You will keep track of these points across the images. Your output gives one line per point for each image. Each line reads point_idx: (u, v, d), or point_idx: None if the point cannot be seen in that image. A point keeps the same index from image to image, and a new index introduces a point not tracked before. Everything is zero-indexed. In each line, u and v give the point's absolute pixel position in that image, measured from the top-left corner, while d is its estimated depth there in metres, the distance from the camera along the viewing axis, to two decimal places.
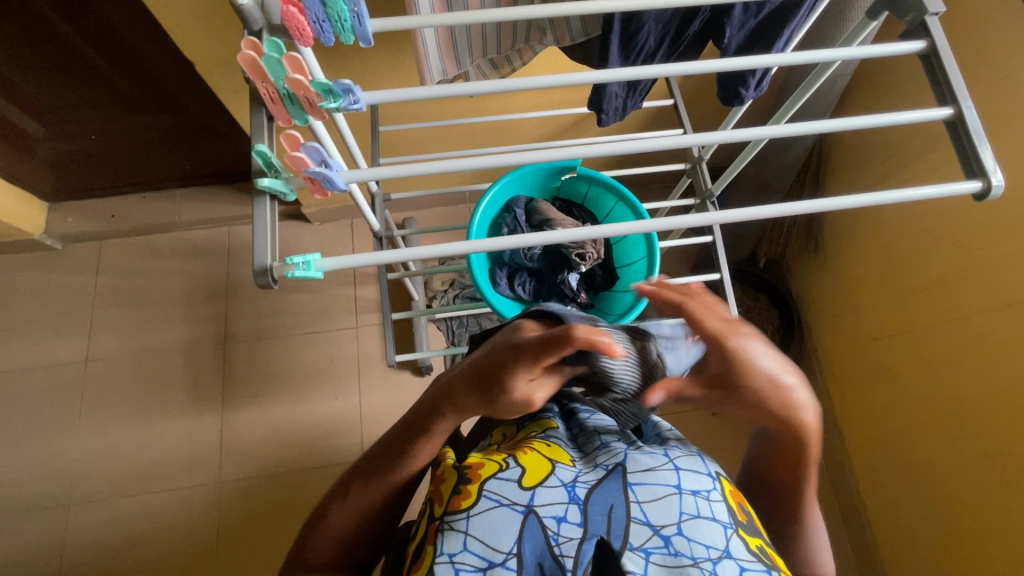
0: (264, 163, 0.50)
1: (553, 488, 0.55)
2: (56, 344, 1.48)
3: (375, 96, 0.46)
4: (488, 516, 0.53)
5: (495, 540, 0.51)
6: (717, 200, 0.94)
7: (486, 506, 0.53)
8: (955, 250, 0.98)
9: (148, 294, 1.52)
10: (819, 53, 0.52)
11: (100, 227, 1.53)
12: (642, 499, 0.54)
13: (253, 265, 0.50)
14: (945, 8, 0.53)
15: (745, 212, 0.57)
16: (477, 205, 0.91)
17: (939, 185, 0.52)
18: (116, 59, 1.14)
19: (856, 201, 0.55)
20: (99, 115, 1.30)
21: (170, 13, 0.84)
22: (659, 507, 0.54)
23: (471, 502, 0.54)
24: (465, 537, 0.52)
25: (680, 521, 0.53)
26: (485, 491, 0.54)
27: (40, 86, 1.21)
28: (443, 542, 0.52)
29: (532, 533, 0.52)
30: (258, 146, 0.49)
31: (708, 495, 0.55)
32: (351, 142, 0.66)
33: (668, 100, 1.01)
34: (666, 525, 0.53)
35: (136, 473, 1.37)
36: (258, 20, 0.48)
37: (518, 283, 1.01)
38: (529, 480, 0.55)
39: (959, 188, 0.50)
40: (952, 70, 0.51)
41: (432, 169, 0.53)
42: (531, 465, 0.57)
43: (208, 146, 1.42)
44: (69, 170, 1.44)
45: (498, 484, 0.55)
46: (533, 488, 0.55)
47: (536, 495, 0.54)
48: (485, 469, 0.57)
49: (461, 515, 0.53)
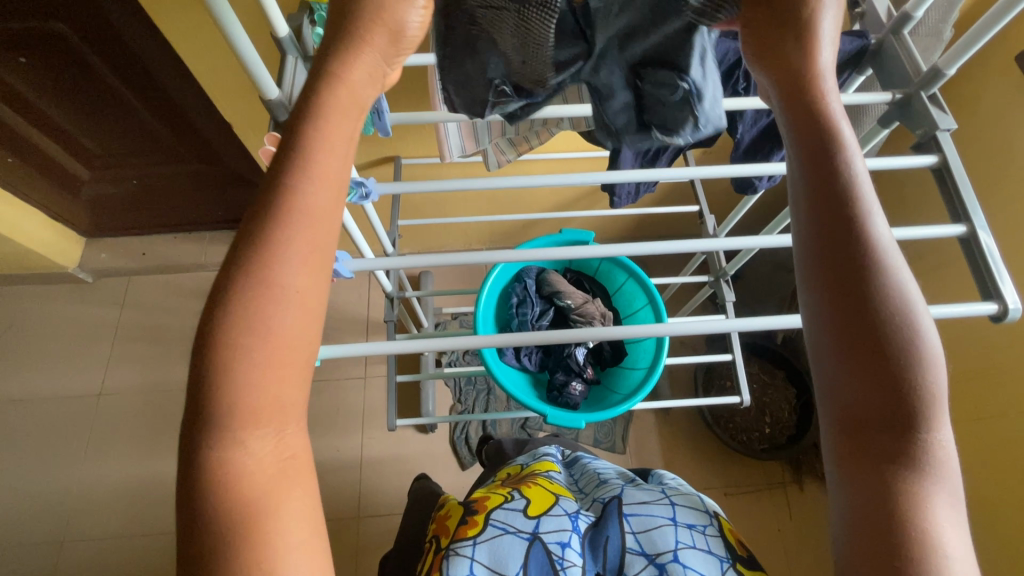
0: None
1: (557, 516, 0.62)
2: (74, 376, 1.50)
3: (387, 186, 0.54)
4: (495, 542, 0.58)
5: (501, 564, 0.56)
6: (730, 278, 0.97)
7: (493, 533, 0.59)
8: (991, 350, 0.94)
9: (169, 331, 1.56)
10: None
11: (131, 264, 1.60)
12: (636, 529, 0.61)
13: None
14: (958, 125, 0.53)
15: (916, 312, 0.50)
16: (487, 278, 0.91)
17: (961, 304, 0.50)
18: (165, 118, 1.20)
19: None
20: (142, 163, 1.37)
21: (215, 81, 0.90)
22: (652, 537, 0.59)
23: (478, 531, 0.60)
24: (472, 562, 0.56)
25: (675, 549, 0.57)
26: (491, 520, 0.61)
27: (91, 137, 1.28)
28: (451, 565, 0.56)
29: (537, 556, 0.57)
30: None
31: (704, 530, 0.60)
32: (372, 215, 0.72)
33: (693, 206, 1.04)
34: (662, 553, 0.57)
35: (130, 514, 1.35)
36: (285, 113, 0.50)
37: (524, 352, 0.96)
38: (533, 510, 0.62)
39: (977, 309, 0.49)
40: (964, 188, 0.51)
41: (449, 262, 0.53)
42: (535, 498, 0.64)
43: (238, 193, 1.48)
44: (107, 210, 1.51)
45: (504, 513, 0.62)
46: (537, 516, 0.61)
47: (541, 523, 0.60)
48: (491, 502, 0.65)
49: (467, 543, 0.58)
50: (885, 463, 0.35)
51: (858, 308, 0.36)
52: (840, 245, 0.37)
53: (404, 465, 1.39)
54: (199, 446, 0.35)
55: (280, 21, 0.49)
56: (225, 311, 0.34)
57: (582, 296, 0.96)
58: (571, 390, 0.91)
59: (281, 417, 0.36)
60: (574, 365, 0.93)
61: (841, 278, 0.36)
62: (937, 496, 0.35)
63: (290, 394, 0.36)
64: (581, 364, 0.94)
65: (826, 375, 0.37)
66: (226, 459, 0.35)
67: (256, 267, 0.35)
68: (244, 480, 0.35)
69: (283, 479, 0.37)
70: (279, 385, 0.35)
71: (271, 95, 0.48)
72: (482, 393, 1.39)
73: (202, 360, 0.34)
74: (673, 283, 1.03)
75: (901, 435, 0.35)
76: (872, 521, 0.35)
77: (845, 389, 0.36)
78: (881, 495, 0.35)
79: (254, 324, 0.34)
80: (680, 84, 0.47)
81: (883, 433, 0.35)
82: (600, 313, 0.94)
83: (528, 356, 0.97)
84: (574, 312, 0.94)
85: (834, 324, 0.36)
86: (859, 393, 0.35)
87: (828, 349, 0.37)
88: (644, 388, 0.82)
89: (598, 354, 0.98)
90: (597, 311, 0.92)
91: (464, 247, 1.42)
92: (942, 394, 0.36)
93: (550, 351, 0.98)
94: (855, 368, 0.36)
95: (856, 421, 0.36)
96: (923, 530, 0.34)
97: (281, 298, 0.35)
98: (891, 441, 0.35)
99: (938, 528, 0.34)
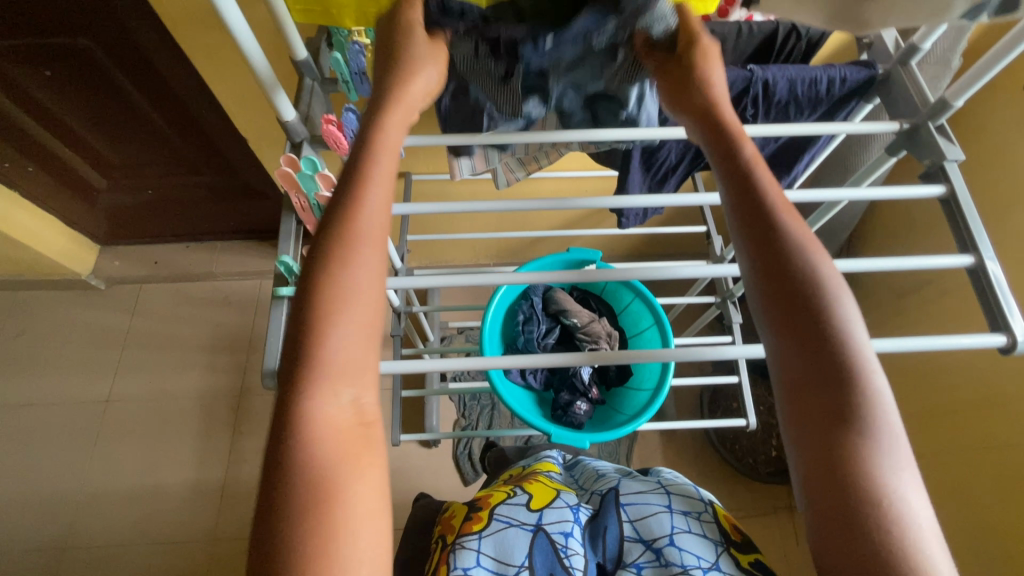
0: (285, 271, 0.54)
1: (559, 508, 0.64)
2: (82, 382, 1.52)
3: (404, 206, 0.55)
4: (500, 534, 0.61)
5: (507, 556, 0.59)
6: (737, 300, 0.96)
7: (498, 526, 0.62)
8: (1002, 381, 0.93)
9: (178, 339, 1.57)
10: (829, 192, 0.54)
11: (143, 272, 1.62)
12: (632, 518, 0.65)
13: (261, 369, 0.52)
14: (966, 155, 0.53)
15: (916, 340, 0.50)
16: (494, 295, 0.91)
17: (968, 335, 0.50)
18: (184, 132, 1.23)
19: (894, 345, 0.50)
20: (158, 175, 1.40)
21: (232, 99, 0.92)
22: (649, 524, 0.63)
23: (483, 525, 0.62)
24: (478, 554, 0.59)
25: (670, 534, 0.61)
26: (496, 515, 0.64)
27: (109, 149, 1.31)
28: (458, 558, 0.58)
29: (541, 546, 0.59)
30: (281, 257, 0.53)
31: (698, 516, 0.63)
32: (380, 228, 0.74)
33: (701, 227, 1.04)
34: (657, 538, 0.61)
35: (133, 521, 1.36)
36: (301, 133, 0.53)
37: (529, 371, 0.96)
38: (536, 504, 0.65)
39: (986, 340, 0.49)
40: (972, 217, 0.51)
41: (461, 285, 0.53)
42: (537, 493, 0.67)
43: (250, 205, 1.50)
44: (122, 219, 1.54)
45: (509, 508, 0.64)
46: (540, 509, 0.64)
47: (544, 516, 0.63)
48: (495, 498, 0.67)
49: (474, 536, 0.61)
50: (834, 422, 0.42)
51: (792, 302, 0.44)
52: (772, 252, 0.45)
53: (405, 479, 1.38)
54: (290, 398, 0.41)
55: (299, 45, 0.53)
56: (315, 282, 0.43)
57: (588, 315, 0.96)
58: (575, 410, 0.91)
59: (358, 375, 0.43)
60: (578, 384, 0.93)
61: (773, 273, 0.45)
62: (882, 455, 0.41)
63: (364, 355, 0.43)
64: (586, 383, 0.94)
65: (775, 355, 0.45)
66: (310, 407, 0.41)
67: (336, 247, 0.44)
68: (324, 427, 0.41)
69: (355, 431, 0.42)
70: (356, 347, 0.43)
71: (287, 116, 0.50)
72: (486, 409, 1.39)
73: (296, 322, 0.43)
74: (680, 303, 1.03)
75: (843, 400, 0.42)
76: (826, 471, 0.41)
77: (789, 363, 0.44)
78: (832, 449, 0.41)
79: (337, 293, 0.43)
80: (624, 110, 0.56)
81: (824, 401, 0.42)
82: (605, 332, 0.94)
83: (532, 374, 0.97)
84: (580, 330, 0.94)
85: (773, 311, 0.45)
86: (800, 365, 0.43)
87: (772, 331, 0.45)
88: (649, 409, 0.82)
89: (603, 374, 0.98)
90: (605, 335, 0.92)
91: (471, 262, 1.43)
92: (873, 361, 0.43)
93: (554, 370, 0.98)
94: (796, 350, 0.44)
95: (800, 390, 0.43)
96: (871, 477, 0.40)
97: (359, 276, 0.44)
98: (835, 404, 0.42)
99: (886, 474, 0.41)
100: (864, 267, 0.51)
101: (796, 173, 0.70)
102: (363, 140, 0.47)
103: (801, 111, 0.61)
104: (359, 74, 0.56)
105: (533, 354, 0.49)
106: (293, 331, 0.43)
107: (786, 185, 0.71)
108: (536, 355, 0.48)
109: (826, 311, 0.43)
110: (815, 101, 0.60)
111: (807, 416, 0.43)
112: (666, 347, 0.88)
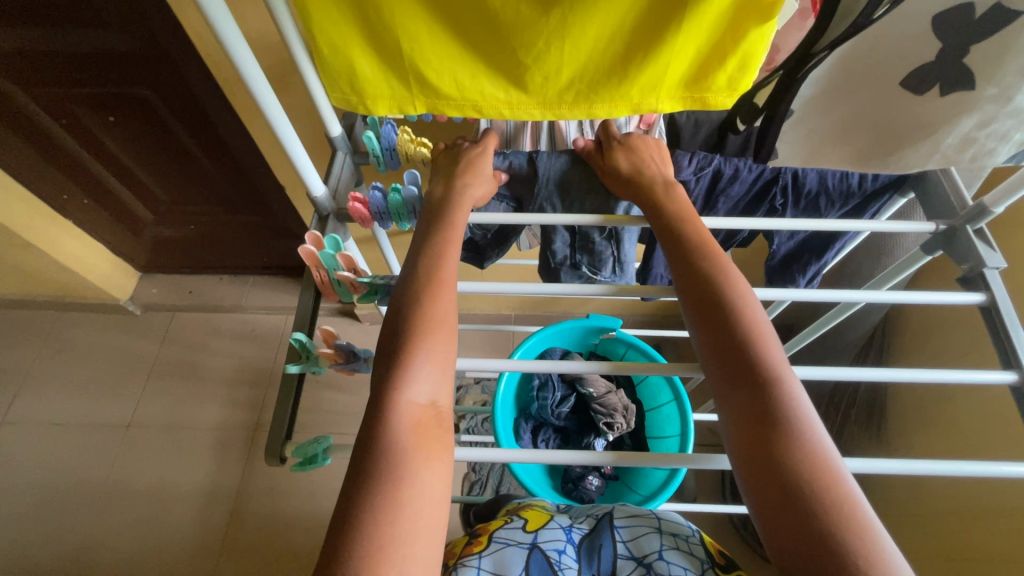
0: (299, 346, 0.58)
1: (553, 529, 0.61)
2: (107, 406, 1.54)
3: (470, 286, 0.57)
4: (499, 554, 0.58)
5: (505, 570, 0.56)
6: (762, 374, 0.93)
7: (496, 547, 0.59)
8: None
9: (202, 369, 1.60)
10: (849, 291, 0.55)
11: (177, 301, 1.68)
12: (626, 539, 0.60)
13: (267, 446, 0.55)
14: (1007, 264, 0.53)
15: (939, 464, 0.49)
16: (500, 383, 0.87)
17: (988, 463, 0.48)
18: (228, 175, 1.28)
19: (926, 465, 0.48)
20: (200, 212, 1.46)
21: None
22: (640, 543, 0.59)
23: (482, 546, 0.60)
24: (477, 570, 0.56)
25: (661, 550, 0.57)
26: (494, 538, 0.61)
27: (157, 186, 1.37)
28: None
29: (537, 563, 0.57)
30: (295, 334, 0.58)
31: (688, 538, 0.59)
32: (384, 242, 0.83)
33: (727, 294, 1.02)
34: (647, 554, 0.57)
35: (135, 552, 1.33)
36: (327, 207, 0.64)
37: (541, 438, 0.96)
38: (531, 526, 0.62)
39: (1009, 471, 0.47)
40: (1015, 331, 0.50)
41: (492, 369, 0.52)
42: (532, 519, 0.64)
43: (283, 244, 1.54)
44: (163, 251, 1.60)
45: (506, 531, 0.62)
46: (535, 531, 0.61)
47: (539, 535, 0.60)
48: (492, 526, 0.64)
49: (473, 555, 0.58)
50: (762, 432, 0.41)
51: (716, 326, 0.46)
52: (699, 284, 0.49)
53: None
54: (380, 396, 0.44)
55: (334, 123, 0.62)
56: (409, 303, 0.48)
57: (605, 385, 0.94)
58: (586, 484, 0.90)
59: (438, 378, 0.46)
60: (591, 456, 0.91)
61: (696, 300, 0.48)
62: (817, 458, 0.40)
63: (442, 369, 0.46)
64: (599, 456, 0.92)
65: (706, 373, 0.46)
66: (397, 398, 0.43)
67: (429, 274, 0.50)
68: (402, 416, 0.43)
69: (433, 427, 0.44)
70: (436, 361, 0.46)
71: (315, 191, 0.61)
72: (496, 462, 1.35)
73: (396, 336, 0.46)
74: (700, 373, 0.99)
75: (767, 407, 0.42)
76: (763, 477, 0.40)
77: (713, 380, 0.45)
78: (767, 456, 0.40)
79: (425, 309, 0.48)
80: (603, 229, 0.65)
81: (750, 408, 0.42)
82: (622, 405, 0.91)
83: (545, 442, 0.97)
84: (596, 402, 0.92)
85: (700, 331, 0.47)
86: (721, 379, 0.45)
87: (701, 352, 0.47)
88: (670, 485, 0.78)
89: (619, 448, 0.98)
90: (620, 411, 0.89)
91: (494, 314, 1.44)
92: (790, 370, 0.44)
93: (567, 439, 0.98)
94: (723, 366, 0.45)
95: (729, 400, 0.44)
96: (806, 481, 0.39)
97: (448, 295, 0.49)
98: (760, 410, 0.42)
99: (823, 480, 0.39)
100: (908, 377, 0.51)
101: (828, 258, 0.67)
102: (444, 211, 0.55)
103: (831, 204, 0.61)
104: (389, 149, 0.63)
105: (554, 453, 0.47)
106: (385, 346, 0.46)
107: (814, 272, 0.68)
108: (553, 453, 0.47)
109: (738, 327, 0.45)
110: (845, 196, 0.60)
111: (739, 423, 0.42)
112: (687, 427, 0.83)
